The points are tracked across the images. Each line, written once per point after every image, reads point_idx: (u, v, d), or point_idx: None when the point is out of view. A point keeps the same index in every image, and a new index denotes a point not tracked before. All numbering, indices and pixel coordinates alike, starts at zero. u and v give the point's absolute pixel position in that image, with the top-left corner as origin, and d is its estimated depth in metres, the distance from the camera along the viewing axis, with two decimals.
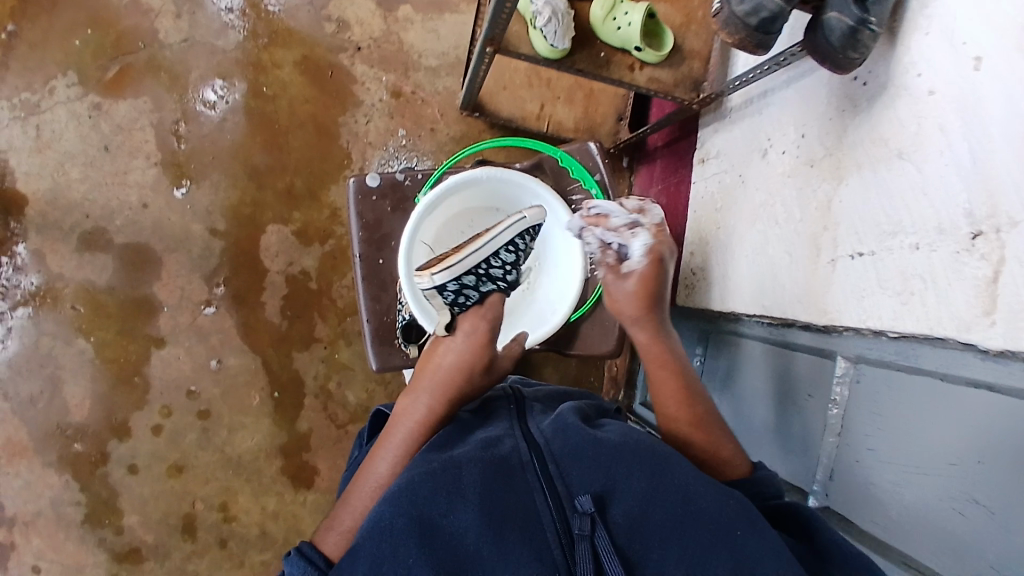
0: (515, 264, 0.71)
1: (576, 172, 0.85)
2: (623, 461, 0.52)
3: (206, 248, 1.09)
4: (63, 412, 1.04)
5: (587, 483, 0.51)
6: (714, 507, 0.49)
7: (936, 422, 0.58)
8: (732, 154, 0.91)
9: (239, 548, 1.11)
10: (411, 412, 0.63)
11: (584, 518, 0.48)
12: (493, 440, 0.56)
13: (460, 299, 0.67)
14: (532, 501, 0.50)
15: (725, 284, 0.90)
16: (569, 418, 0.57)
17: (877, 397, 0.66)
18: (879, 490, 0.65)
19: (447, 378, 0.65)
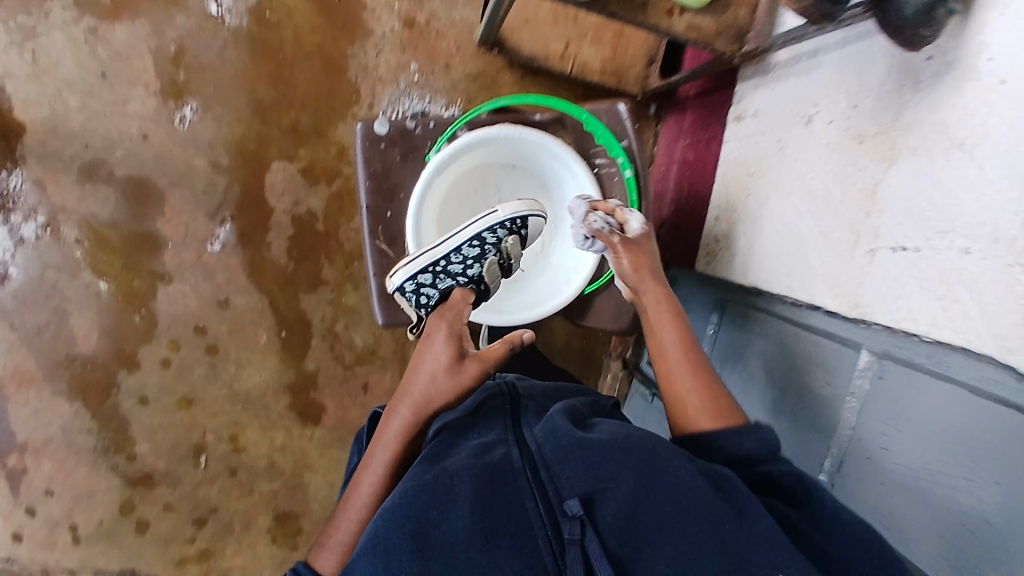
0: (481, 260, 0.70)
1: (602, 138, 0.79)
2: (612, 460, 0.51)
3: (209, 184, 1.06)
4: (71, 344, 1.05)
5: (575, 485, 0.50)
6: (703, 501, 0.48)
7: (956, 437, 0.57)
8: (772, 115, 0.83)
9: (248, 476, 1.15)
10: (387, 433, 0.60)
11: (573, 521, 0.48)
12: (482, 445, 0.55)
13: (422, 299, 0.69)
14: (522, 509, 0.49)
15: (750, 256, 0.86)
16: (559, 421, 0.55)
17: (896, 399, 0.64)
18: (888, 490, 0.65)
19: (416, 389, 0.61)
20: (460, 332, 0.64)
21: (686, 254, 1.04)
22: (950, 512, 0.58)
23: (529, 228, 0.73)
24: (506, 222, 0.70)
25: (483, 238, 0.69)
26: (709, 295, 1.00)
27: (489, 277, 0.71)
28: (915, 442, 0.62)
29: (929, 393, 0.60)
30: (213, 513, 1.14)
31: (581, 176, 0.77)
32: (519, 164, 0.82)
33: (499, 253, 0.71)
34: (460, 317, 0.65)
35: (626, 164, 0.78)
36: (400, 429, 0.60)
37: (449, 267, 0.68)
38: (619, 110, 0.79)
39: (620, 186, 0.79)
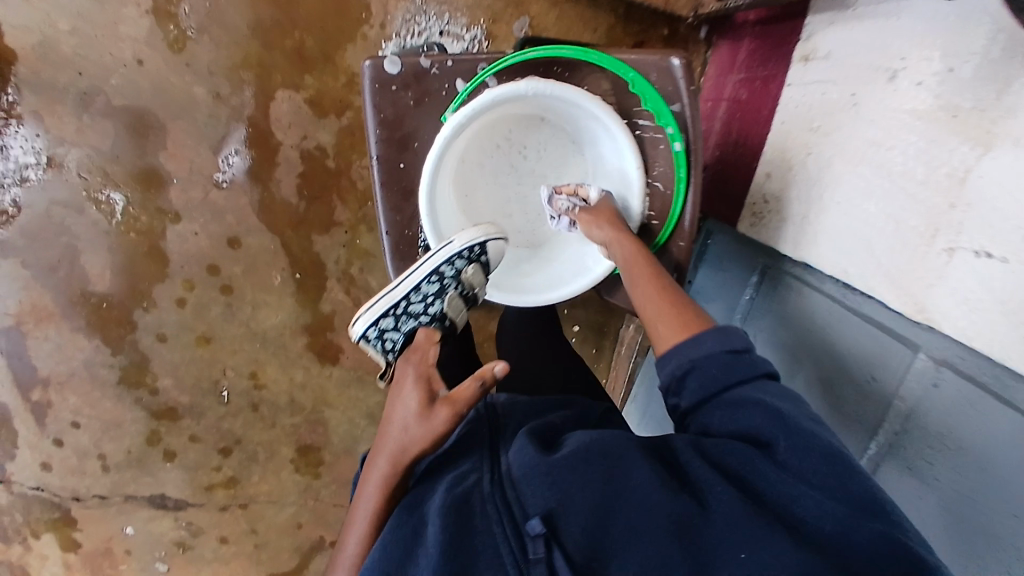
0: (441, 296, 0.68)
1: (649, 102, 0.67)
2: (576, 471, 0.50)
3: (212, 116, 0.99)
4: (85, 281, 1.03)
5: (539, 499, 0.48)
6: (666, 501, 0.49)
7: (1010, 470, 0.54)
8: (848, 61, 0.70)
9: (270, 411, 1.16)
10: (365, 487, 0.56)
11: (536, 540, 0.46)
12: (456, 476, 0.53)
13: (388, 343, 0.69)
14: (488, 536, 0.47)
15: (803, 226, 0.76)
16: (525, 446, 0.53)
17: (952, 415, 0.59)
18: (927, 502, 0.63)
19: (389, 440, 0.57)
20: (428, 375, 0.60)
21: (725, 208, 0.95)
22: (992, 532, 0.56)
23: (490, 253, 0.69)
24: (461, 254, 0.66)
25: (440, 273, 0.67)
26: (745, 256, 0.92)
27: (453, 313, 0.70)
28: (959, 457, 0.59)
29: (983, 414, 0.56)
30: (238, 444, 1.17)
31: (621, 140, 0.67)
32: (548, 117, 0.73)
33: (459, 284, 0.69)
34: (426, 358, 0.62)
35: (675, 135, 0.67)
36: (377, 483, 0.55)
37: (409, 308, 0.68)
38: (672, 65, 0.66)
39: (666, 157, 0.68)
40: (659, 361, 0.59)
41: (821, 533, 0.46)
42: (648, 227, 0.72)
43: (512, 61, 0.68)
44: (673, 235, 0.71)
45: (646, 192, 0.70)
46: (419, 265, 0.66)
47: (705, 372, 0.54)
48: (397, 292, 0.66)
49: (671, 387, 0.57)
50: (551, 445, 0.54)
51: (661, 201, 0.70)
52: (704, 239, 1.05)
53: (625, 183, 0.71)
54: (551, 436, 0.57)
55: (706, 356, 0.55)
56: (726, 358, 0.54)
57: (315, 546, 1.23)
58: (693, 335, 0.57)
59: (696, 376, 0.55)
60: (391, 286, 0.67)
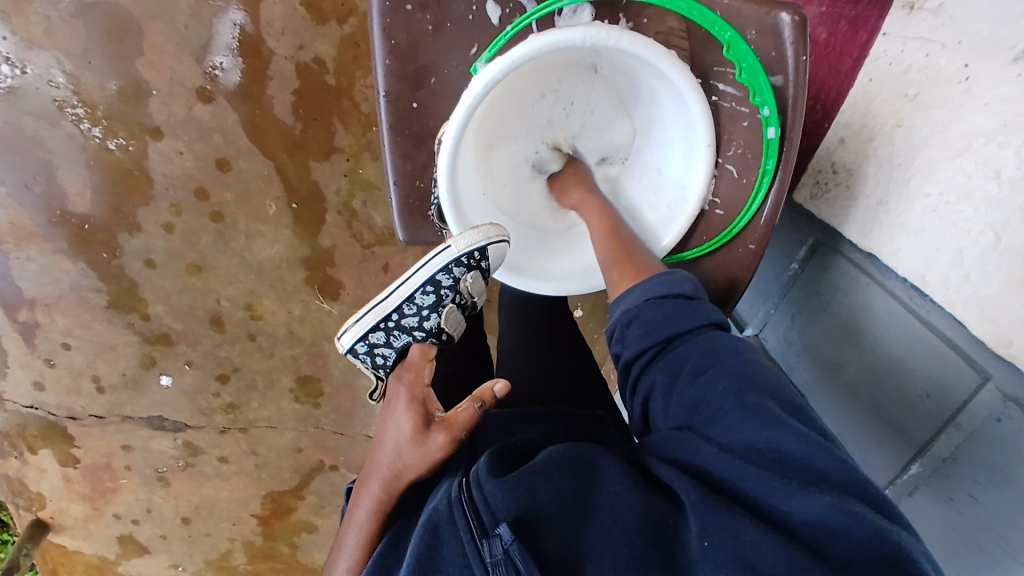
0: (438, 308, 0.60)
1: (745, 73, 0.54)
2: (549, 479, 0.45)
3: (193, 16, 0.86)
4: (63, 200, 0.94)
5: (508, 502, 0.43)
6: (638, 502, 0.44)
7: None
8: (964, 14, 0.56)
9: (268, 342, 1.10)
10: (356, 511, 0.49)
11: (496, 541, 0.41)
12: (437, 496, 0.47)
13: (378, 360, 0.60)
14: (456, 546, 0.43)
15: (878, 213, 0.65)
16: (497, 456, 0.48)
17: (1011, 451, 0.52)
18: (969, 524, 0.57)
19: (381, 463, 0.51)
20: (424, 395, 0.55)
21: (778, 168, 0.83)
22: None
23: (493, 257, 0.61)
24: (461, 257, 0.58)
25: (437, 281, 0.59)
26: (795, 223, 0.81)
27: (451, 327, 0.61)
28: (1008, 498, 0.53)
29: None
30: (236, 372, 1.12)
31: (695, 109, 0.56)
32: (602, 66, 0.60)
33: (458, 294, 0.61)
34: (421, 377, 0.56)
35: (771, 118, 0.55)
36: (367, 509, 0.49)
37: (402, 321, 0.59)
38: (780, 23, 0.52)
39: (749, 137, 0.57)
40: (614, 307, 0.59)
41: (782, 512, 0.41)
42: (708, 215, 0.61)
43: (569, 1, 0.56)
44: (739, 235, 0.60)
45: (713, 173, 0.59)
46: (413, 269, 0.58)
47: (647, 319, 0.54)
48: (388, 302, 0.58)
49: (616, 335, 0.57)
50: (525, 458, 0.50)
51: (730, 187, 0.59)
52: None
53: (690, 155, 0.60)
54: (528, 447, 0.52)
55: (648, 304, 0.55)
56: (667, 310, 0.54)
57: (316, 468, 1.21)
58: (641, 283, 0.57)
59: (641, 324, 0.54)
60: (382, 296, 0.58)
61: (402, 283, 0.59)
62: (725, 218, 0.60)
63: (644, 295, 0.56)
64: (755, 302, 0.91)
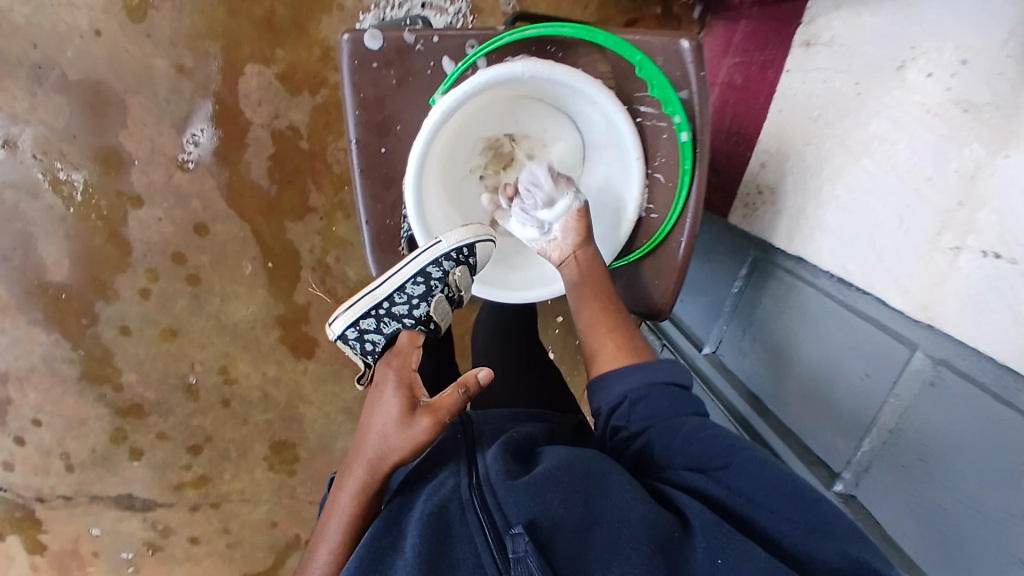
0: (427, 298, 0.62)
1: (656, 89, 0.61)
2: (560, 483, 0.46)
3: (174, 90, 0.92)
4: (41, 270, 0.97)
5: (520, 508, 0.45)
6: (649, 512, 0.46)
7: (1000, 469, 0.52)
8: (852, 47, 0.65)
9: (242, 407, 1.10)
10: (340, 497, 0.52)
11: (518, 539, 0.43)
12: (434, 487, 0.49)
13: (368, 346, 0.62)
14: (468, 546, 0.44)
15: (799, 221, 0.72)
16: (505, 462, 0.49)
17: (949, 412, 0.57)
18: (923, 500, 0.60)
19: (367, 448, 0.54)
20: (410, 379, 0.57)
21: (718, 197, 0.91)
22: (979, 534, 0.54)
23: (479, 255, 0.63)
24: (450, 253, 0.61)
25: (427, 273, 0.61)
26: (736, 247, 0.88)
27: (439, 316, 0.63)
28: (953, 458, 0.56)
29: (983, 419, 0.53)
30: (208, 441, 1.11)
31: (625, 129, 0.61)
32: (544, 106, 0.67)
33: (447, 287, 0.62)
34: (408, 363, 0.59)
35: (682, 125, 0.61)
36: (352, 494, 0.52)
37: (393, 308, 0.61)
38: (682, 48, 0.60)
39: (670, 148, 0.63)
40: (607, 383, 0.59)
41: (790, 545, 0.46)
42: (646, 221, 0.66)
43: (507, 39, 0.62)
44: (672, 231, 0.64)
45: (645, 183, 0.64)
46: (403, 262, 0.60)
47: (654, 402, 0.55)
48: (380, 290, 0.61)
49: (620, 410, 0.56)
50: (527, 459, 0.51)
51: (662, 194, 0.64)
52: None
53: (625, 169, 0.65)
54: (527, 448, 0.54)
55: (659, 386, 0.56)
56: (673, 392, 0.56)
57: (291, 544, 1.16)
58: (646, 364, 0.58)
59: (648, 405, 0.55)
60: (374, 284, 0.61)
61: (394, 274, 0.61)
62: (659, 219, 0.65)
63: (651, 378, 0.57)
64: (708, 323, 0.96)
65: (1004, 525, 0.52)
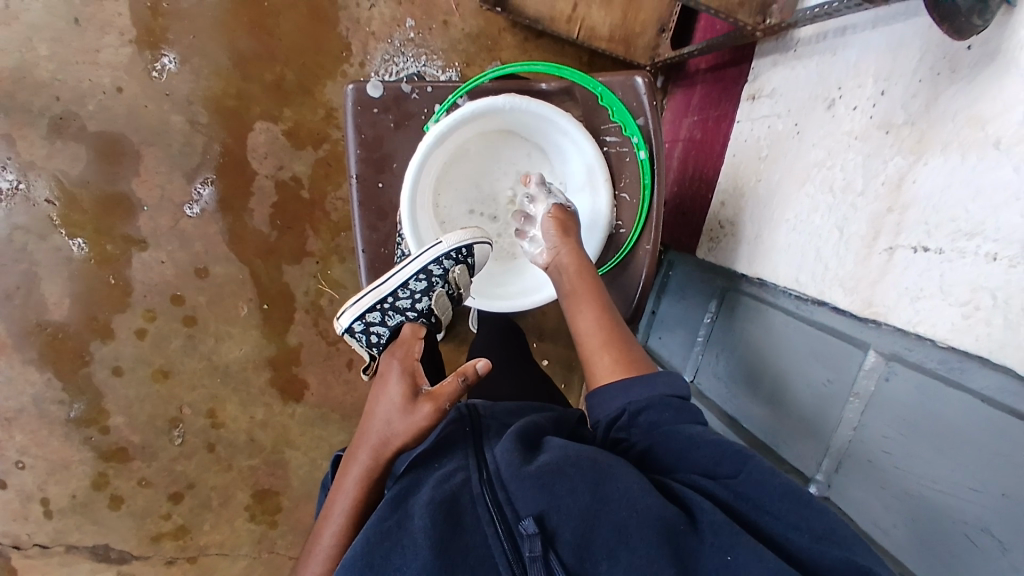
0: (428, 293, 0.69)
1: (616, 115, 0.71)
2: (567, 476, 0.48)
3: (186, 143, 1.00)
4: (42, 309, 1.00)
5: (530, 502, 0.47)
6: (657, 505, 0.46)
7: (956, 449, 0.55)
8: (791, 96, 0.77)
9: (227, 452, 1.10)
10: (344, 482, 0.56)
11: (532, 540, 0.45)
12: (441, 474, 0.51)
13: (374, 338, 0.69)
14: (481, 536, 0.46)
15: (757, 245, 0.81)
16: (511, 453, 0.50)
17: (904, 403, 0.61)
18: (889, 492, 0.63)
19: (372, 434, 0.58)
20: (413, 369, 0.63)
21: (687, 237, 0.99)
22: (944, 517, 0.56)
23: (477, 256, 0.71)
24: (450, 253, 0.68)
25: (428, 271, 0.68)
26: (706, 283, 0.96)
27: (439, 309, 0.71)
28: (913, 445, 0.60)
29: (938, 402, 0.57)
30: (190, 489, 1.10)
31: (590, 155, 0.70)
32: (522, 137, 0.76)
33: (446, 283, 0.70)
34: (410, 353, 0.66)
35: (639, 144, 0.70)
36: (358, 478, 0.55)
37: (396, 303, 0.68)
38: (636, 83, 0.70)
39: (633, 168, 0.72)
40: (606, 397, 0.59)
41: (797, 550, 0.45)
42: (615, 236, 0.73)
43: (490, 76, 0.74)
44: (639, 242, 0.72)
45: (613, 202, 0.72)
46: (405, 261, 0.67)
47: (659, 410, 0.55)
48: (383, 287, 0.68)
49: (620, 422, 0.56)
50: (535, 451, 0.52)
51: (628, 211, 0.72)
52: (667, 271, 1.10)
53: (593, 191, 0.73)
54: (540, 435, 0.55)
55: (660, 398, 0.56)
56: (675, 404, 0.55)
57: None
58: (644, 378, 0.58)
59: (651, 415, 0.55)
60: (377, 282, 0.68)
61: (397, 272, 0.68)
62: (627, 233, 0.72)
63: (655, 391, 0.57)
64: (685, 355, 1.02)
65: (970, 501, 0.54)
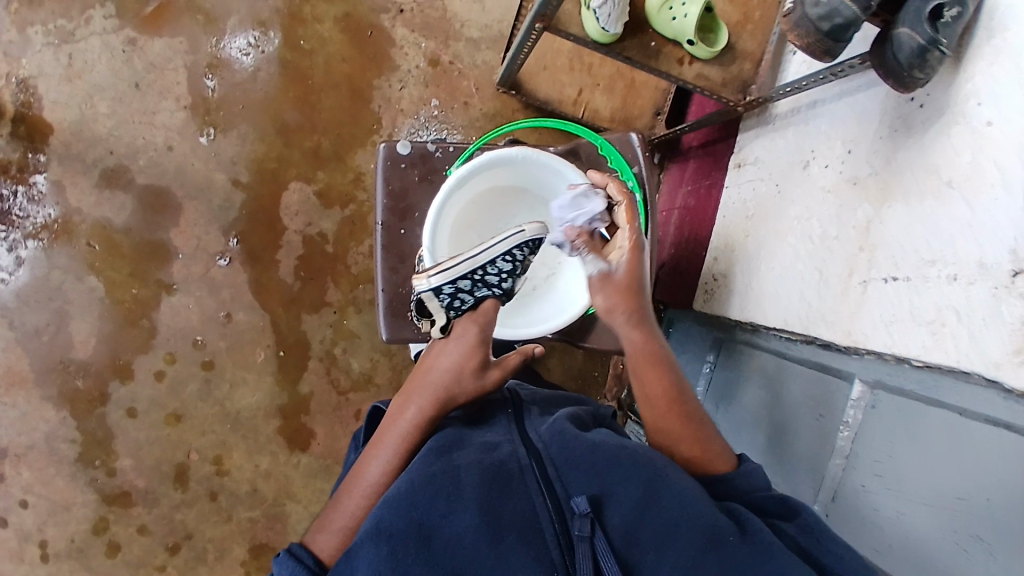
0: (515, 273, 0.71)
1: (614, 163, 0.81)
2: (621, 466, 0.53)
3: (226, 200, 1.09)
4: (67, 348, 1.05)
5: (584, 485, 0.53)
6: (708, 513, 0.50)
7: (944, 463, 0.58)
8: (772, 163, 0.87)
9: (228, 503, 1.10)
10: (398, 421, 0.63)
11: (583, 519, 0.50)
12: (490, 444, 0.57)
13: (456, 303, 0.69)
14: (532, 502, 0.52)
15: (747, 293, 0.88)
16: (566, 425, 0.58)
17: (890, 426, 0.64)
18: (880, 517, 0.64)
19: (435, 380, 0.65)
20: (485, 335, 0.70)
21: (682, 295, 1.07)
22: (938, 532, 0.57)
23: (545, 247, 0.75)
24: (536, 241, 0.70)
25: (518, 254, 0.69)
26: (706, 334, 1.02)
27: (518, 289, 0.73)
28: (900, 466, 0.62)
29: (922, 421, 0.61)
30: (187, 540, 1.09)
31: None
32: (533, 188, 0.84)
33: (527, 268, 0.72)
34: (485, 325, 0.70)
35: (635, 188, 0.80)
36: (411, 419, 0.63)
37: (486, 277, 0.68)
38: (631, 139, 0.81)
39: None
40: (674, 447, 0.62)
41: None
42: None
43: (505, 130, 0.83)
44: None
45: None
46: (504, 240, 0.67)
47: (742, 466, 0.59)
48: (481, 259, 0.66)
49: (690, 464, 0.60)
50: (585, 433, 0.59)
51: None
52: (666, 328, 1.17)
53: None
54: (589, 422, 0.62)
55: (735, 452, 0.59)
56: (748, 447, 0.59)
57: None
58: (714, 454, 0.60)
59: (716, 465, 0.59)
60: (472, 254, 0.66)
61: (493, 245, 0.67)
62: None
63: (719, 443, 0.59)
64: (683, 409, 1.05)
65: (958, 512, 0.55)
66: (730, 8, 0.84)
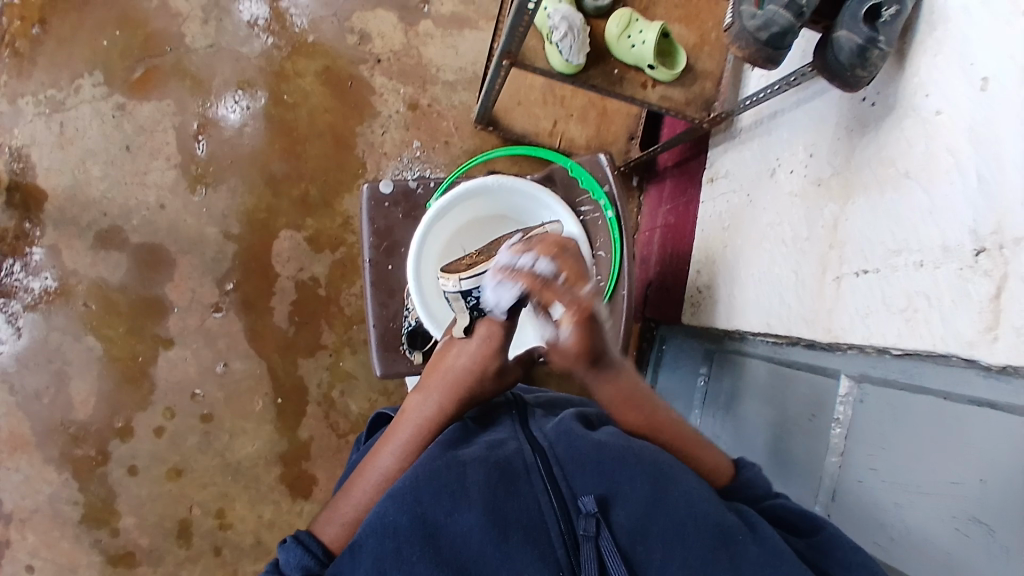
0: None
1: (585, 183, 0.84)
2: (627, 465, 0.53)
3: (219, 252, 1.12)
4: (67, 409, 1.06)
5: (588, 486, 0.53)
6: (716, 512, 0.50)
7: (935, 447, 0.58)
8: (742, 174, 0.90)
9: (233, 556, 1.09)
10: (411, 410, 0.63)
11: (588, 519, 0.51)
12: (495, 444, 0.58)
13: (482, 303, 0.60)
14: (536, 501, 0.52)
15: (731, 302, 0.90)
16: (571, 424, 0.58)
17: (880, 415, 0.65)
18: (880, 509, 0.63)
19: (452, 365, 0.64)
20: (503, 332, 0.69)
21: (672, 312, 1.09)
22: (936, 517, 0.56)
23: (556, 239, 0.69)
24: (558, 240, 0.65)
25: None
26: (699, 347, 1.03)
27: None
28: (893, 455, 0.62)
29: (908, 407, 0.61)
30: None
31: (568, 222, 0.80)
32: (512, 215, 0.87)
33: None
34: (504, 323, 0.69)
35: (607, 205, 0.83)
36: (424, 412, 0.63)
37: None
38: (600, 159, 0.84)
39: (604, 228, 0.83)
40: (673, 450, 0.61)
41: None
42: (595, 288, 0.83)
43: (480, 161, 0.86)
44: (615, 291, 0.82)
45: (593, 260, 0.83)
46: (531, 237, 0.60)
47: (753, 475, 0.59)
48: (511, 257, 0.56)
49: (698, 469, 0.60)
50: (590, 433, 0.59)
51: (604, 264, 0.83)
52: (659, 345, 1.18)
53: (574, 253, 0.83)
54: (594, 423, 0.62)
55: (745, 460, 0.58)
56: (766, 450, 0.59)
57: None
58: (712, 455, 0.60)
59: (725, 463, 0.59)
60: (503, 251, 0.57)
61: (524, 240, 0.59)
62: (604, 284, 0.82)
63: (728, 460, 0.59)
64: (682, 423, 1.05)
65: (953, 494, 0.55)
66: (687, 32, 0.88)
